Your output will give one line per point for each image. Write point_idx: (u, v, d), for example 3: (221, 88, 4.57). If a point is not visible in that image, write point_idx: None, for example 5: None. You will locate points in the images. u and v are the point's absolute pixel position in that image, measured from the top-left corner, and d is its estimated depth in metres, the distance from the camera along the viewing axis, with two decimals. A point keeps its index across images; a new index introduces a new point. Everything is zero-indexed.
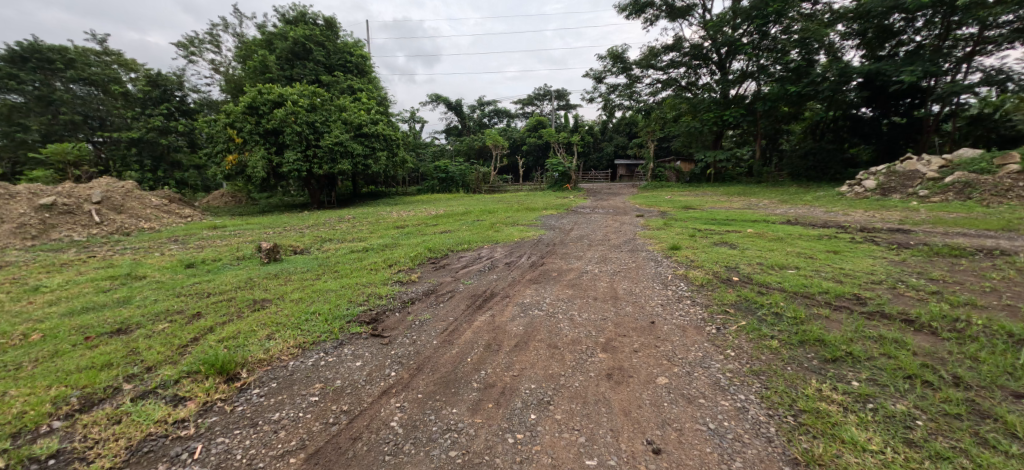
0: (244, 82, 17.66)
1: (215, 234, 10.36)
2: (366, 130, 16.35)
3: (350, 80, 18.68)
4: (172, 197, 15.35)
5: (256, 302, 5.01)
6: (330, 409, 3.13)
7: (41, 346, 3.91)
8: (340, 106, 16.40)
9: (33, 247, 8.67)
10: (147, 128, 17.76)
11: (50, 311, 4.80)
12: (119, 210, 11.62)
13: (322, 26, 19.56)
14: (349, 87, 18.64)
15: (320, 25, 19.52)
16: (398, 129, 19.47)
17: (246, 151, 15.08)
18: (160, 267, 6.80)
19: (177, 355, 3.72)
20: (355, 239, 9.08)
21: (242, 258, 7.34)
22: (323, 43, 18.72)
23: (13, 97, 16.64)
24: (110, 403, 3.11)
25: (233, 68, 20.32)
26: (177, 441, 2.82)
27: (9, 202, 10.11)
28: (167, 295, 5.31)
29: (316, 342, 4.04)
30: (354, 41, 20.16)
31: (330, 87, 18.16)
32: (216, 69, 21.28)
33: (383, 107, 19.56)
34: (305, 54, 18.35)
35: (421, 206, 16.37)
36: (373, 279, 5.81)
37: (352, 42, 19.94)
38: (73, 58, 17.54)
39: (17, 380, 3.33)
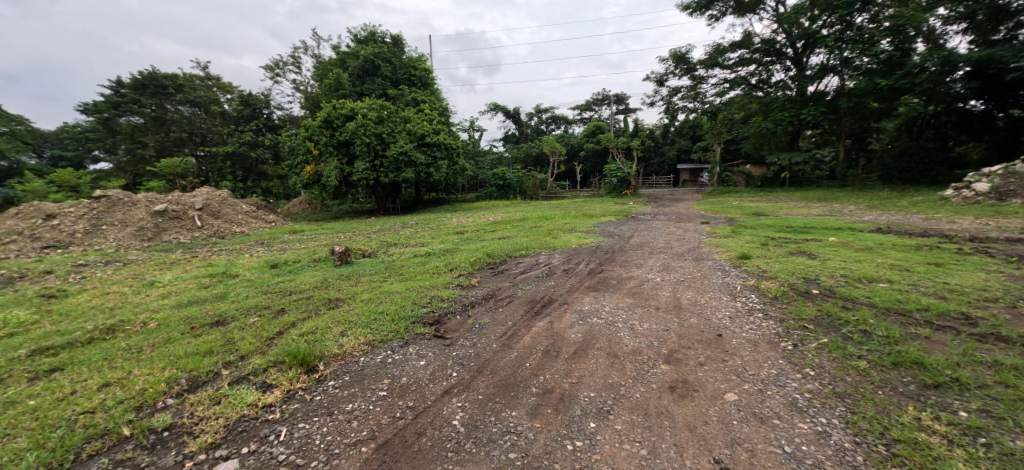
0: (321, 99, 19.07)
1: (295, 238, 11.28)
2: (430, 140, 16.97)
3: (415, 93, 19.58)
4: (259, 204, 16.90)
5: (331, 301, 5.40)
6: (397, 404, 3.30)
7: (157, 333, 4.48)
8: (405, 118, 17.22)
9: (148, 248, 9.94)
10: (240, 143, 19.79)
11: (163, 303, 5.49)
12: (217, 216, 13.01)
13: (390, 43, 20.76)
14: (414, 99, 19.52)
15: (388, 42, 20.74)
16: (459, 138, 20.06)
17: (322, 162, 16.32)
18: (250, 267, 7.53)
19: (265, 346, 4.11)
20: (418, 244, 9.49)
21: (318, 260, 7.94)
22: (390, 59, 19.85)
23: (135, 119, 19.36)
24: (211, 386, 3.49)
25: (311, 87, 21.98)
26: (265, 424, 3.08)
27: (132, 210, 11.72)
28: (256, 292, 5.88)
29: (384, 341, 4.28)
30: (419, 56, 21.14)
31: (397, 100, 19.13)
32: (297, 88, 23.10)
33: (445, 118, 20.22)
34: (374, 70, 19.59)
35: (480, 212, 16.72)
36: (436, 282, 6.05)
37: (417, 56, 20.89)
38: (182, 83, 20.06)
39: (139, 361, 3.85)
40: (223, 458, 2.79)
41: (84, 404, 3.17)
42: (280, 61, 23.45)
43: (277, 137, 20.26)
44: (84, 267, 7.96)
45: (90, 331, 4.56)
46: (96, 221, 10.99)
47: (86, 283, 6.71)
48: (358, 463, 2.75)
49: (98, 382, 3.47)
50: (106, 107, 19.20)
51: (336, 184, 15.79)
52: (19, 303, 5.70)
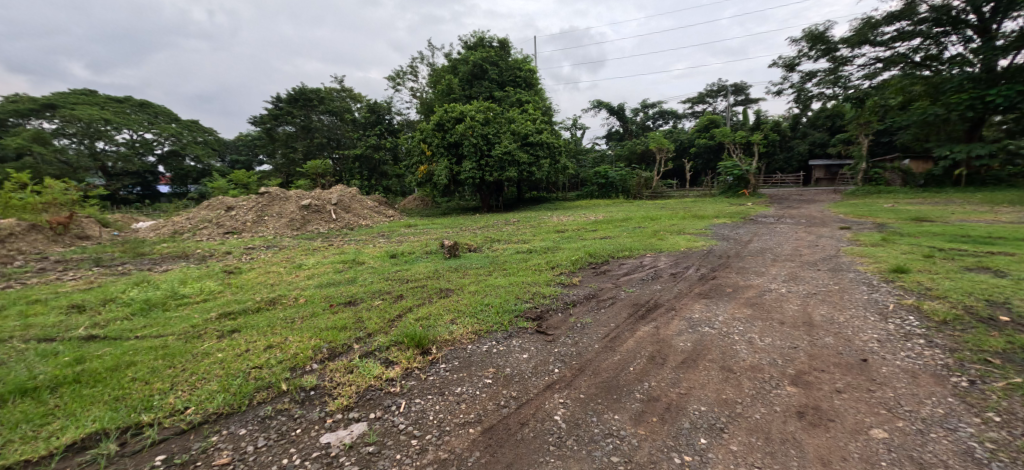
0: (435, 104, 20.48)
1: (410, 232, 12.31)
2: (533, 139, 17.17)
3: (519, 94, 19.97)
4: (381, 200, 18.75)
5: (442, 291, 5.79)
6: (501, 393, 3.42)
7: (304, 307, 5.26)
8: (510, 118, 17.68)
9: (296, 236, 11.64)
10: (366, 146, 22.16)
11: (308, 283, 6.42)
12: (348, 210, 14.75)
13: (497, 47, 21.46)
14: (519, 99, 19.96)
15: (495, 46, 21.46)
16: (561, 136, 20.03)
17: (434, 162, 17.57)
18: (373, 256, 8.41)
19: (387, 327, 4.56)
20: (520, 241, 9.72)
21: (430, 252, 8.57)
22: (497, 63, 20.54)
23: (288, 128, 22.80)
24: (345, 357, 3.97)
25: (426, 93, 23.69)
26: (388, 395, 3.39)
27: (285, 203, 13.87)
28: (379, 278, 6.56)
29: (490, 331, 4.47)
30: (524, 57, 21.52)
31: (503, 101, 19.75)
32: (414, 95, 25.05)
33: (548, 117, 20.31)
34: (482, 74, 20.45)
35: (581, 211, 16.53)
36: (537, 279, 6.15)
37: (522, 58, 21.29)
38: (323, 96, 23.10)
39: (292, 330, 4.54)
40: (355, 419, 3.09)
41: (255, 360, 3.80)
42: (401, 71, 25.69)
43: (396, 140, 22.27)
44: (251, 250, 9.61)
45: (258, 301, 5.52)
46: (260, 213, 13.27)
47: (253, 263, 8.11)
48: (467, 443, 2.88)
49: (263, 344, 4.15)
50: (268, 118, 22.92)
51: (446, 183, 16.89)
52: (209, 276, 7.10)
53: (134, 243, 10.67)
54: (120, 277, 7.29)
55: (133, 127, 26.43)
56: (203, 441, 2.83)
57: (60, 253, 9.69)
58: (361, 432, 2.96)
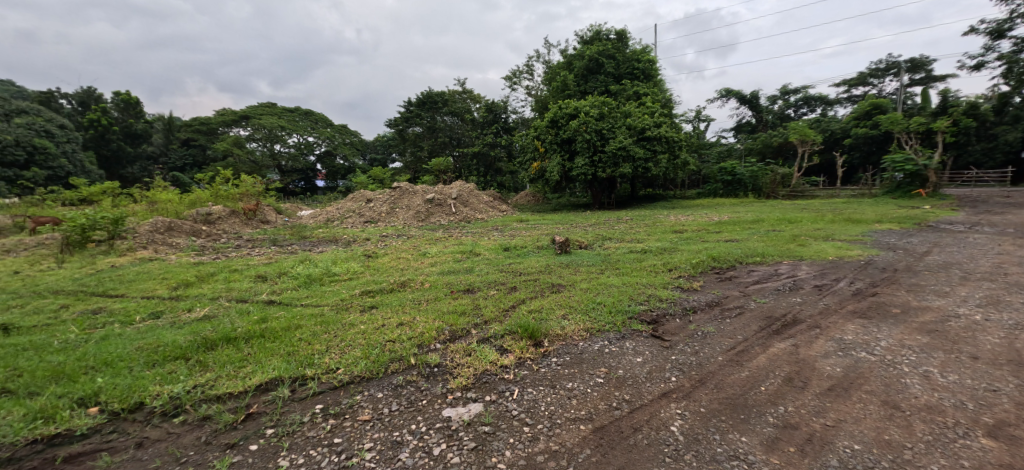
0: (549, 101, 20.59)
1: (522, 226, 12.64)
2: (651, 133, 16.14)
3: (636, 87, 18.90)
4: (496, 195, 19.56)
5: (554, 285, 5.84)
6: (613, 394, 3.34)
7: (430, 291, 5.75)
8: (626, 112, 16.94)
9: (421, 227, 12.76)
10: (483, 144, 23.25)
11: (432, 270, 7.00)
12: (466, 204, 15.68)
13: (614, 39, 20.70)
14: (636, 92, 18.98)
15: (613, 39, 20.71)
16: (682, 130, 18.64)
17: (547, 158, 17.82)
18: (489, 248, 8.82)
19: (502, 316, 4.76)
20: (633, 240, 9.33)
21: (542, 247, 8.70)
22: (614, 55, 19.82)
23: (417, 129, 25.02)
24: (464, 340, 4.23)
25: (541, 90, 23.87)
26: (502, 381, 3.53)
27: (413, 197, 15.29)
28: (494, 269, 6.87)
29: (602, 330, 4.39)
30: (644, 48, 20.42)
31: (620, 95, 18.99)
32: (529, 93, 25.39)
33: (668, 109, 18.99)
34: (598, 68, 19.97)
35: (703, 211, 15.24)
36: (653, 281, 5.84)
37: (641, 48, 20.20)
38: (447, 98, 24.85)
39: (419, 311, 4.99)
40: (473, 399, 3.28)
41: (390, 334, 4.26)
42: (517, 70, 26.33)
43: (511, 138, 22.91)
44: (384, 238, 10.80)
45: (391, 283, 6.18)
46: (393, 205, 14.86)
47: (387, 249, 9.10)
48: (578, 439, 2.87)
49: (396, 321, 4.64)
50: (401, 121, 25.53)
51: (557, 179, 16.99)
52: (353, 258, 8.16)
53: (297, 228, 12.75)
54: (287, 255, 8.78)
55: (300, 131, 31.53)
56: (349, 398, 3.27)
57: (247, 234, 12.02)
58: (478, 411, 3.14)
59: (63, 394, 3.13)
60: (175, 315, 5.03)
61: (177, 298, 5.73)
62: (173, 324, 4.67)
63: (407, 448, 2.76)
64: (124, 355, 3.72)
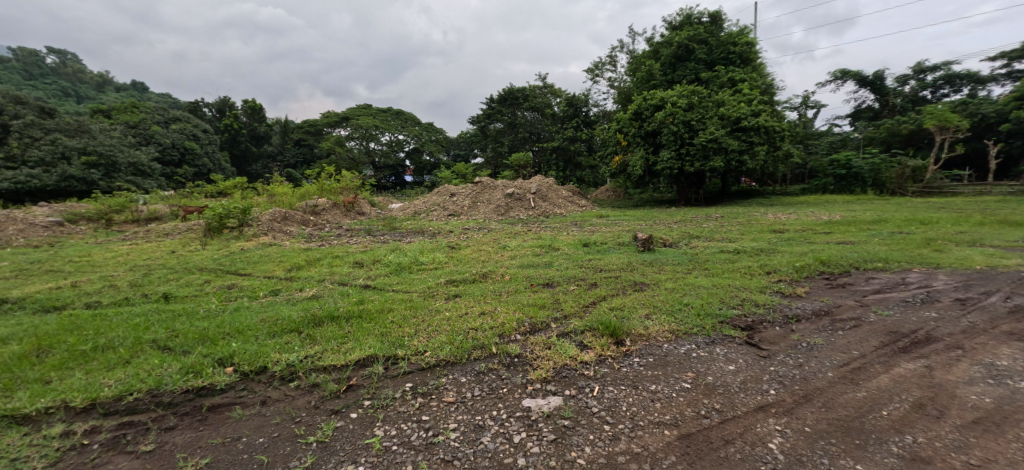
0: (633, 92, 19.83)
1: (602, 222, 12.36)
2: (747, 123, 14.79)
3: (732, 73, 17.39)
4: (575, 190, 19.31)
5: (636, 284, 5.63)
6: (702, 401, 3.15)
7: (510, 283, 5.86)
8: (719, 101, 15.66)
9: (500, 221, 13.03)
10: (563, 139, 22.99)
11: (512, 263, 7.12)
12: (545, 199, 15.68)
13: (707, 22, 19.19)
14: (732, 78, 17.50)
15: (705, 22, 19.22)
16: (785, 119, 16.83)
17: (629, 152, 17.23)
18: (568, 243, 8.73)
19: (583, 312, 4.70)
20: (723, 239, 8.67)
21: (623, 244, 8.42)
22: (707, 40, 18.40)
23: (499, 124, 25.50)
24: (544, 333, 4.25)
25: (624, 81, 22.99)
26: (582, 377, 3.50)
27: (494, 191, 15.64)
28: (574, 264, 6.80)
29: (689, 333, 4.16)
30: (742, 30, 18.69)
31: (711, 83, 17.68)
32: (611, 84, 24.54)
33: (769, 96, 17.24)
34: (687, 55, 18.71)
35: (809, 209, 13.67)
36: (748, 284, 5.39)
37: (739, 30, 18.51)
38: (527, 93, 24.98)
39: (500, 302, 5.11)
40: (552, 392, 3.30)
41: (472, 323, 4.42)
42: (600, 62, 25.58)
43: (592, 131, 22.37)
44: (466, 231, 11.19)
45: (473, 274, 6.40)
46: (474, 199, 15.36)
47: (469, 241, 9.42)
48: (662, 444, 2.76)
49: (478, 310, 4.80)
50: (483, 117, 26.29)
51: (640, 174, 16.33)
52: (438, 249, 8.58)
53: (388, 220, 13.73)
54: (380, 244, 9.48)
55: (391, 130, 33.77)
56: (435, 380, 3.45)
57: (346, 224, 13.20)
58: (557, 405, 3.15)
59: (207, 354, 3.69)
60: (289, 293, 5.68)
61: (291, 279, 6.46)
62: (288, 301, 5.29)
63: (489, 432, 2.86)
64: (251, 325, 4.30)
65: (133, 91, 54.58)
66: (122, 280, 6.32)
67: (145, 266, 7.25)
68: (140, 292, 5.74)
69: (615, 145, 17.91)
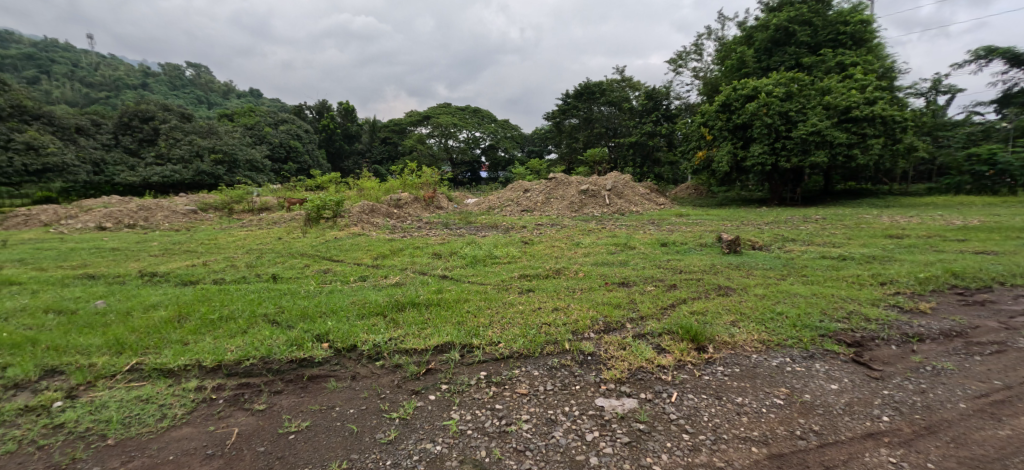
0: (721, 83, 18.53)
1: (682, 221, 11.72)
2: (858, 113, 13.11)
3: (841, 57, 15.50)
4: (654, 188, 18.52)
5: (721, 288, 5.27)
6: (797, 420, 2.88)
7: (585, 281, 5.79)
8: (824, 89, 14.03)
9: (573, 218, 12.89)
10: (642, 133, 21.99)
11: (586, 260, 7.02)
12: (621, 196, 15.21)
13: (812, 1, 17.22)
14: (840, 62, 15.60)
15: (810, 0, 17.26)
16: (907, 107, 14.66)
17: (715, 147, 16.15)
18: (645, 242, 8.41)
19: (660, 314, 4.52)
20: (823, 243, 7.80)
21: (705, 245, 7.92)
22: (811, 21, 16.54)
23: (575, 121, 25.42)
24: (619, 333, 4.14)
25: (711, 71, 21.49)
26: (659, 381, 3.36)
27: (568, 188, 15.52)
28: (652, 264, 6.54)
29: (783, 345, 3.81)
30: (855, 7, 16.53)
31: (812, 69, 15.94)
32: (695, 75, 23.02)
33: (887, 82, 15.12)
34: (787, 39, 16.99)
35: (935, 211, 11.84)
36: (856, 295, 4.80)
37: (851, 7, 16.39)
38: (605, 88, 24.37)
39: (575, 298, 5.07)
40: (627, 394, 3.21)
41: (545, 318, 4.43)
42: (684, 51, 24.11)
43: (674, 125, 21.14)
44: (539, 226, 11.23)
45: (547, 270, 6.41)
46: (548, 195, 15.35)
47: (542, 237, 9.44)
48: (749, 461, 2.56)
49: (551, 306, 4.81)
50: (558, 113, 26.16)
51: (727, 170, 15.21)
52: (512, 243, 8.71)
53: (464, 214, 14.20)
54: (456, 237, 9.83)
55: (469, 127, 34.79)
56: (509, 371, 3.52)
57: (424, 217, 13.86)
58: (633, 407, 3.05)
59: (308, 329, 4.11)
60: (376, 279, 6.11)
61: (377, 266, 6.95)
62: (375, 286, 5.71)
63: (561, 428, 2.86)
64: (344, 306, 4.70)
65: (249, 97, 61.86)
66: (239, 261, 7.22)
67: (257, 250, 8.22)
68: (254, 272, 6.53)
69: (699, 139, 16.87)
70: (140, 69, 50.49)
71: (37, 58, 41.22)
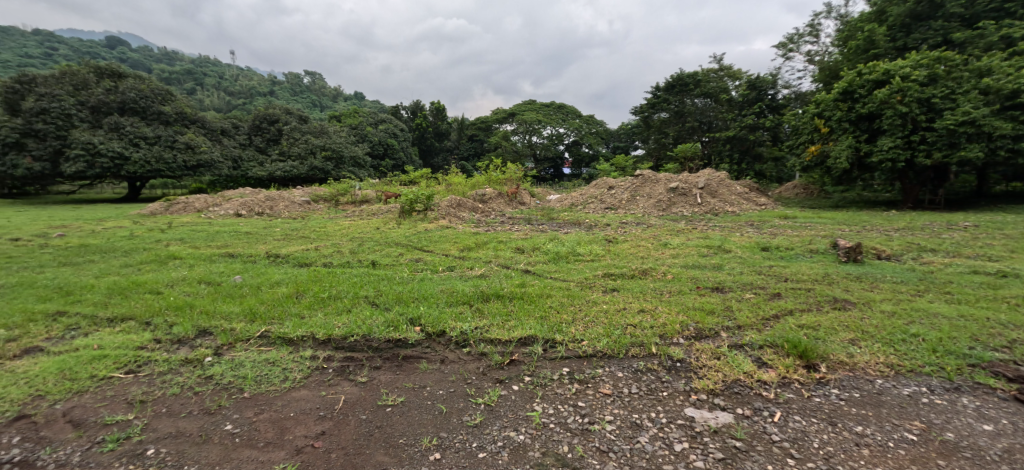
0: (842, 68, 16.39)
1: (787, 224, 10.59)
2: None
3: (1008, 30, 12.83)
4: (753, 187, 17.00)
5: (836, 300, 4.68)
6: (935, 461, 2.47)
7: (674, 283, 5.48)
8: (982, 70, 11.74)
9: (660, 217, 12.28)
10: (741, 127, 20.03)
11: (675, 261, 6.65)
12: (715, 195, 14.15)
13: None
14: (1005, 36, 12.98)
15: None
16: None
17: (831, 140, 14.33)
18: (742, 245, 7.75)
19: (761, 325, 4.14)
20: (973, 256, 6.56)
21: (815, 251, 7.09)
22: None
23: (664, 114, 24.42)
24: (712, 341, 3.87)
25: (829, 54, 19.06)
26: (759, 398, 3.08)
27: (656, 185, 14.83)
28: (750, 270, 6.00)
29: (916, 372, 3.29)
30: None
31: (966, 47, 13.54)
32: (810, 60, 20.56)
33: None
34: (932, 13, 14.48)
35: None
36: (1021, 321, 3.97)
37: None
38: (701, 78, 22.82)
39: (663, 301, 4.83)
40: (721, 407, 3.00)
41: (630, 319, 4.28)
42: (796, 33, 21.62)
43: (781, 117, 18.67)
44: (623, 225, 10.88)
45: (633, 270, 6.18)
46: (633, 193, 14.79)
47: (627, 236, 9.13)
48: None
49: (637, 307, 4.64)
50: (647, 107, 25.08)
51: (846, 167, 13.42)
52: (595, 241, 8.54)
53: (546, 210, 14.23)
54: (538, 233, 9.88)
55: (553, 123, 34.68)
56: (592, 370, 3.47)
57: (507, 213, 14.13)
58: (728, 422, 2.84)
59: (403, 313, 4.40)
60: (462, 270, 6.38)
61: (463, 258, 7.24)
62: (461, 277, 5.95)
63: (646, 433, 2.76)
64: (434, 294, 4.96)
65: (354, 100, 67.84)
66: (344, 248, 7.98)
67: (358, 238, 9.01)
68: (356, 258, 7.18)
69: (812, 132, 15.11)
70: (268, 78, 57.77)
71: (194, 73, 49.04)
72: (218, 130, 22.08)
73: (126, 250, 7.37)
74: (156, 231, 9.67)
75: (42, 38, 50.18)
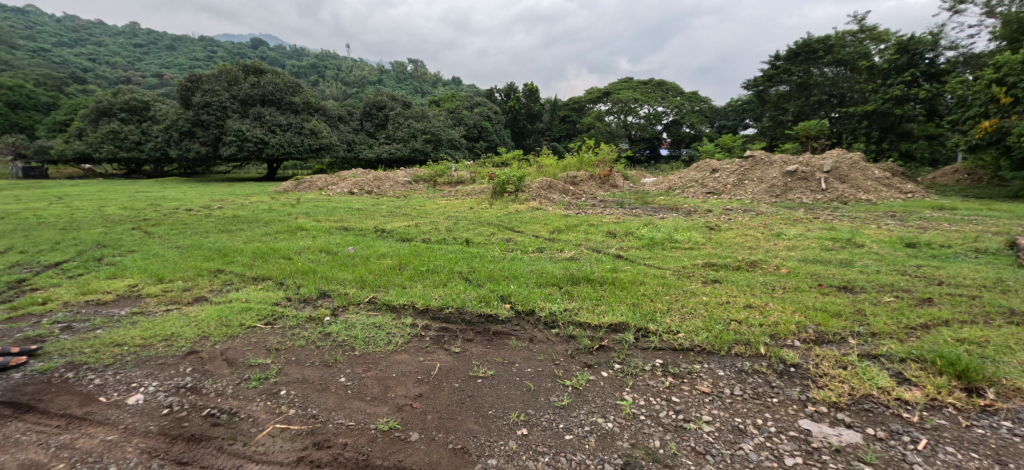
0: None
1: (941, 217, 8.84)
2: None
3: None
4: (896, 171, 14.46)
5: (1013, 314, 3.81)
6: None
7: (790, 279, 4.91)
8: None
9: (773, 204, 11.05)
10: (884, 100, 16.94)
11: (791, 254, 5.94)
12: (843, 180, 12.30)
13: None
14: None
15: None
16: None
17: (1017, 112, 11.39)
18: (878, 239, 6.65)
19: (903, 334, 3.54)
20: None
21: (982, 252, 5.83)
22: None
23: (783, 88, 21.83)
24: (837, 348, 3.40)
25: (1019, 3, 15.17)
26: (898, 419, 2.65)
27: (769, 168, 13.31)
28: (890, 269, 5.13)
29: None
30: None
31: None
32: (989, 12, 16.59)
33: None
34: None
35: None
36: None
37: None
38: (833, 44, 19.85)
39: (776, 298, 4.35)
40: (845, 423, 2.64)
41: (735, 315, 3.93)
42: None
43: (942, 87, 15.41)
44: (728, 211, 9.98)
45: (739, 261, 5.65)
46: (741, 177, 13.47)
47: (731, 223, 8.34)
48: None
49: (744, 302, 4.24)
50: (763, 80, 22.49)
51: None
52: (694, 228, 7.96)
53: (640, 194, 13.60)
54: (631, 217, 9.48)
55: (652, 102, 32.72)
56: (689, 364, 3.26)
57: (599, 195, 13.80)
58: (854, 442, 2.50)
59: (495, 290, 4.53)
60: (551, 252, 6.34)
61: (553, 240, 7.23)
62: (551, 259, 5.94)
63: (751, 441, 2.53)
64: (526, 274, 5.02)
65: (453, 85, 70.50)
66: (441, 226, 8.42)
67: (453, 217, 9.43)
68: (452, 235, 7.54)
69: (987, 104, 12.05)
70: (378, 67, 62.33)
71: (318, 66, 54.74)
72: (336, 116, 24.42)
73: (265, 220, 8.57)
74: (287, 205, 11.10)
75: (206, 43, 59.60)
